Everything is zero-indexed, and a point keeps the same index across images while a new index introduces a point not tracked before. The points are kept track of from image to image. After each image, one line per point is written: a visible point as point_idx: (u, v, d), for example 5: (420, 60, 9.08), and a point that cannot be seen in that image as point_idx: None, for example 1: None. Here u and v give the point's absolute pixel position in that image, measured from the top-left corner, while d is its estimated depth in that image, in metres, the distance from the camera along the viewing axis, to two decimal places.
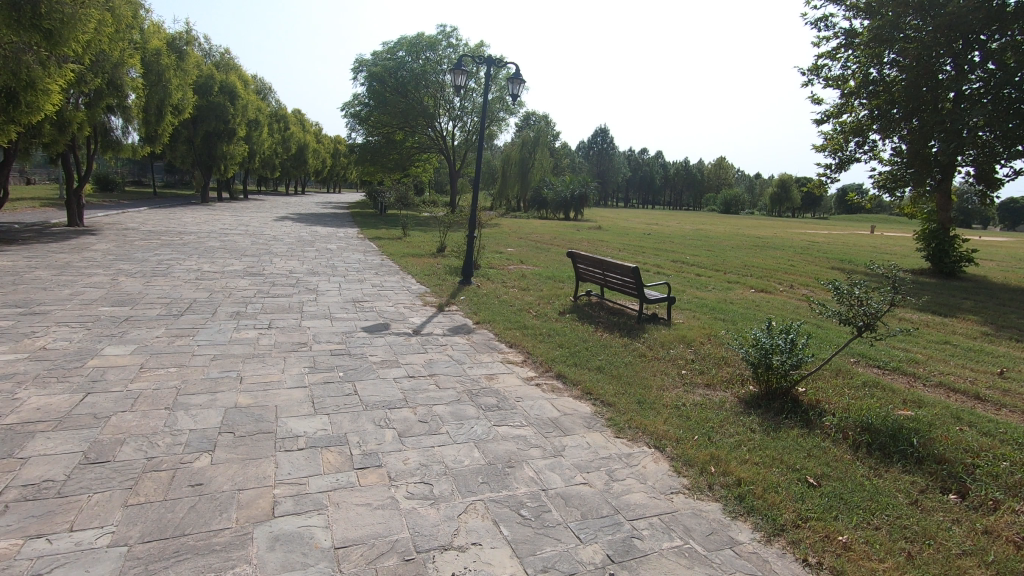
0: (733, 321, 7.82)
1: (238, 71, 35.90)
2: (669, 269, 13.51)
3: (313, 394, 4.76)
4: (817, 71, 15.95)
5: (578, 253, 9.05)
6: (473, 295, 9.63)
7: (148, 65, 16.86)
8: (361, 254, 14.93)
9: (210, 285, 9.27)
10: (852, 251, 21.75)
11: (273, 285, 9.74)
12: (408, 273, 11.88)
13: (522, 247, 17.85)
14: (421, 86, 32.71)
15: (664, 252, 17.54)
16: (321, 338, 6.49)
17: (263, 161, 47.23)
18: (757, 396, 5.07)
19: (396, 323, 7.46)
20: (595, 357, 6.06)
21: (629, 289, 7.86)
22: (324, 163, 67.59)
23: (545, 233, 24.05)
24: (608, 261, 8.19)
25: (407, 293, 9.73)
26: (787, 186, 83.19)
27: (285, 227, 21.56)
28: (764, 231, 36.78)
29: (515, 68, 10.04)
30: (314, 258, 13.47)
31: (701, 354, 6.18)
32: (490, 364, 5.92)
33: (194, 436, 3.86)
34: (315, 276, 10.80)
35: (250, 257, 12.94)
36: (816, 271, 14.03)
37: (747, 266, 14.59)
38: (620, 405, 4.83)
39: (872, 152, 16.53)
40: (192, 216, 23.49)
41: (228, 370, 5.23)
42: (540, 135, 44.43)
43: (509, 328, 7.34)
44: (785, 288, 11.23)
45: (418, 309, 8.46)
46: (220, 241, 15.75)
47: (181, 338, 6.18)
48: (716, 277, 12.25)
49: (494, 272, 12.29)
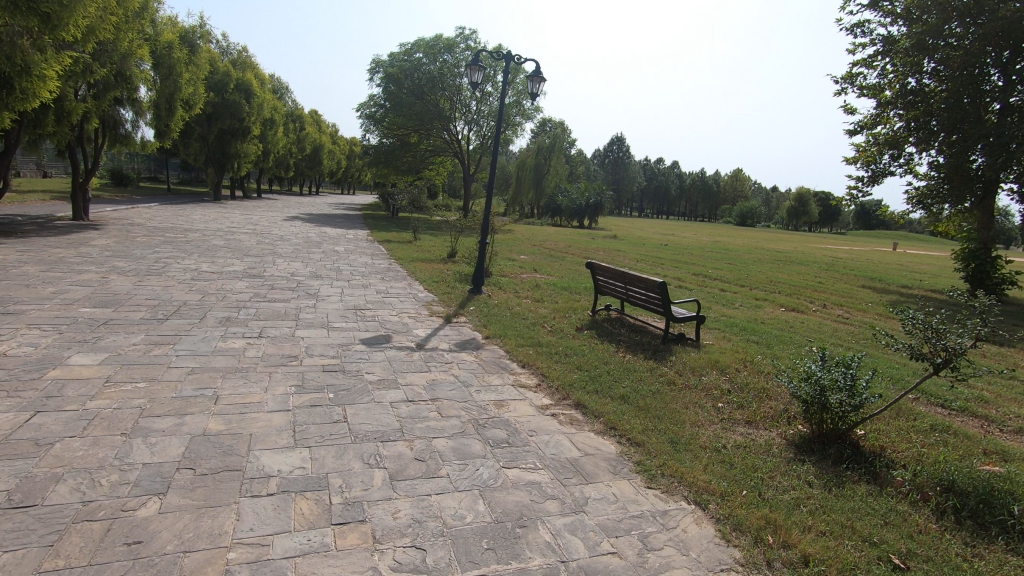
0: (769, 344, 7.11)
1: (255, 69, 35.72)
2: (691, 282, 12.81)
3: (295, 420, 4.12)
4: (851, 79, 15.21)
5: (597, 264, 8.36)
6: (483, 305, 9.01)
7: (158, 58, 16.52)
8: (368, 257, 14.39)
9: (204, 287, 8.72)
10: (881, 268, 20.82)
11: (271, 288, 9.19)
12: (415, 279, 11.30)
13: (536, 255, 17.21)
14: (438, 89, 32.36)
15: (683, 264, 16.80)
16: (314, 351, 5.87)
17: (277, 161, 47.16)
18: (809, 439, 4.37)
19: (398, 336, 6.82)
20: (618, 384, 5.38)
21: (653, 305, 7.19)
22: (338, 164, 67.62)
23: (559, 242, 23.41)
24: (630, 273, 7.53)
25: (412, 301, 9.11)
26: (805, 200, 81.78)
27: (294, 227, 21.13)
28: (783, 244, 35.79)
29: (535, 65, 9.44)
30: (319, 260, 12.93)
31: (736, 383, 5.49)
32: (500, 387, 5.25)
33: (145, 474, 3.22)
34: (317, 280, 10.23)
35: (253, 257, 12.42)
36: (847, 290, 13.23)
37: (772, 282, 13.85)
38: (650, 445, 4.14)
39: (907, 166, 15.72)
40: (202, 214, 23.17)
41: (203, 388, 4.61)
42: (556, 141, 43.89)
43: (521, 345, 6.69)
44: (818, 308, 10.48)
45: (422, 319, 7.85)
46: (225, 240, 15.30)
47: (160, 346, 5.60)
48: (743, 293, 11.53)
49: (506, 281, 11.67)
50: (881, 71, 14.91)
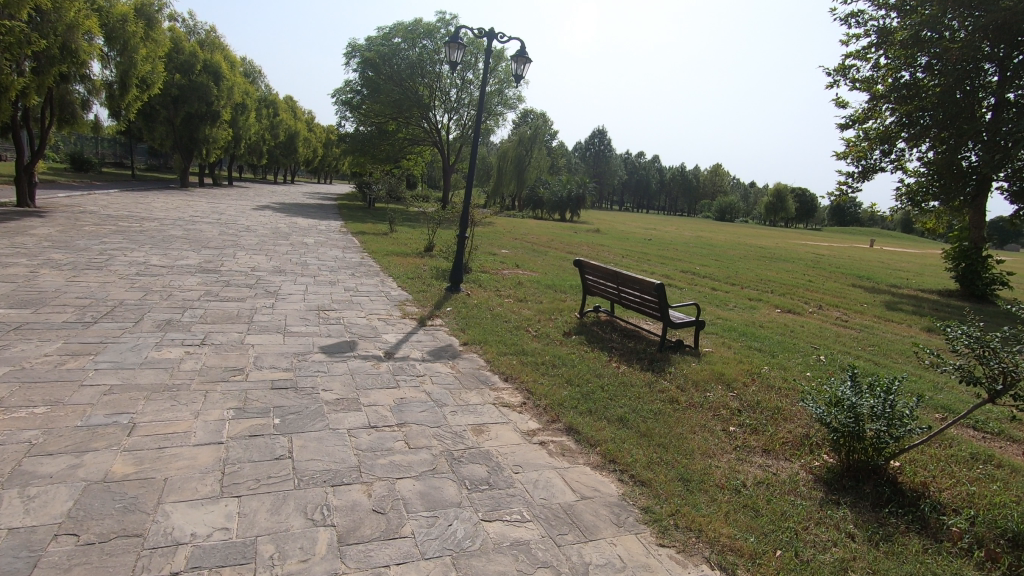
0: (773, 352, 6.52)
1: (225, 51, 34.12)
2: (680, 280, 12.26)
3: (227, 457, 3.34)
4: (844, 71, 14.76)
5: (586, 262, 7.66)
6: (461, 305, 8.27)
7: (110, 32, 15.25)
8: (339, 250, 13.50)
9: (149, 284, 7.79)
10: (866, 266, 20.58)
11: (227, 285, 8.30)
12: (389, 275, 10.50)
13: (517, 250, 16.52)
14: (418, 76, 31.31)
15: (670, 260, 16.26)
16: (264, 363, 5.07)
17: (250, 148, 45.46)
18: (838, 474, 3.75)
19: (365, 343, 6.05)
20: (614, 403, 4.71)
21: (648, 309, 6.55)
22: (314, 153, 66.00)
23: (541, 235, 22.70)
24: (623, 272, 6.87)
25: (383, 300, 8.31)
26: (783, 196, 82.43)
27: (263, 217, 20.05)
28: (764, 240, 35.65)
29: (520, 44, 8.67)
30: (285, 253, 12.00)
31: (746, 402, 4.88)
32: (479, 408, 4.53)
33: (8, 546, 2.43)
34: (280, 276, 9.35)
35: (212, 250, 11.45)
36: (839, 290, 12.83)
37: (762, 280, 13.40)
38: (657, 484, 3.47)
39: (897, 162, 15.41)
40: (164, 201, 21.88)
41: (118, 414, 3.79)
42: (538, 132, 43.12)
43: (503, 354, 5.98)
44: (814, 309, 9.99)
45: (394, 322, 7.08)
46: (184, 230, 14.25)
47: (77, 357, 4.74)
48: (734, 293, 11.01)
49: (487, 277, 10.95)
50: (875, 64, 14.48)
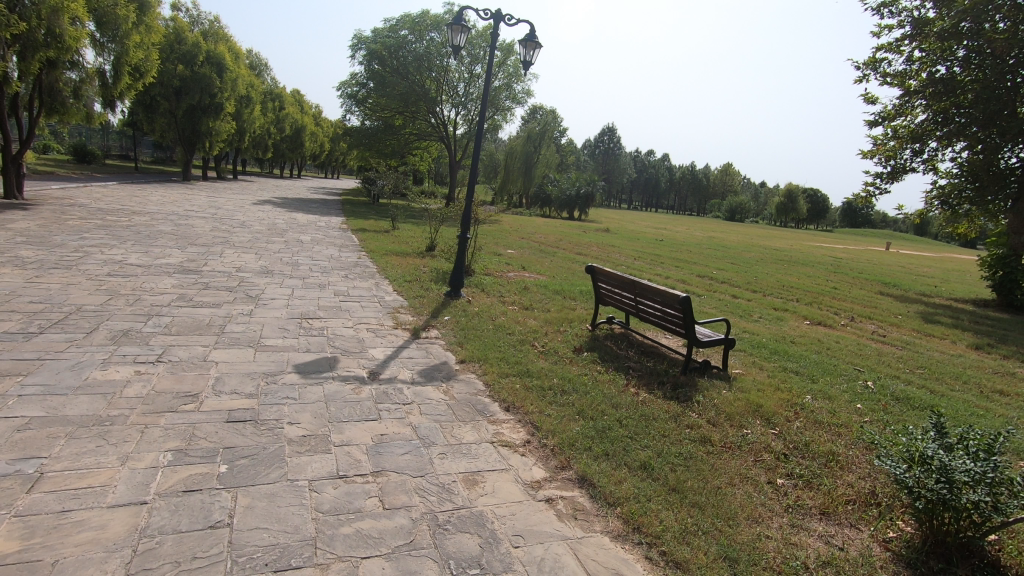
0: (812, 376, 5.73)
1: (229, 42, 33.53)
2: (698, 286, 11.48)
3: (146, 527, 2.61)
4: (874, 65, 13.88)
5: (600, 269, 6.87)
6: (461, 314, 7.52)
7: (99, 16, 14.63)
8: (335, 249, 12.81)
9: (117, 286, 7.09)
10: (888, 271, 19.69)
11: (205, 287, 7.58)
12: (385, 277, 9.78)
13: (523, 250, 15.76)
14: (425, 69, 30.50)
15: (684, 263, 15.45)
16: (226, 386, 4.34)
17: (255, 141, 44.94)
18: (922, 552, 2.98)
19: (347, 360, 5.30)
20: (636, 443, 3.95)
21: (671, 324, 5.78)
22: (321, 147, 65.49)
23: (548, 234, 21.96)
24: (642, 282, 6.10)
25: (375, 307, 7.57)
26: (794, 196, 81.12)
27: (261, 213, 19.39)
28: (777, 242, 34.67)
29: (529, 28, 7.89)
30: (277, 252, 11.30)
31: (792, 443, 4.11)
32: (473, 448, 3.78)
33: None
34: (266, 278, 8.63)
35: (199, 247, 10.76)
36: (867, 298, 11.98)
37: (783, 286, 12.59)
38: (696, 568, 2.71)
39: (929, 162, 14.52)
40: (162, 194, 21.31)
41: (25, 459, 3.06)
42: (546, 129, 42.30)
43: (504, 376, 5.22)
44: (845, 321, 9.18)
45: (383, 334, 6.34)
46: (174, 225, 13.58)
47: (2, 378, 4.03)
48: (757, 301, 10.21)
49: (490, 280, 10.21)
50: (908, 57, 13.59)
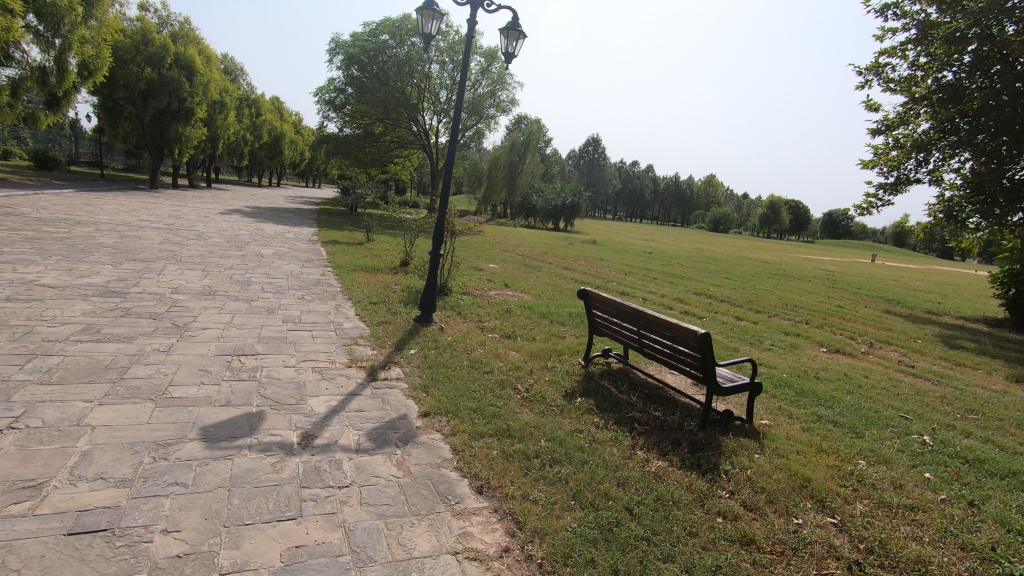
0: (854, 429, 4.69)
1: (200, 45, 32.20)
2: (698, 307, 10.47)
3: None
4: (877, 69, 13.19)
5: (595, 294, 5.79)
6: (431, 345, 6.38)
7: (39, 8, 13.46)
8: (298, 264, 11.58)
9: (10, 313, 5.84)
10: (885, 286, 19.00)
11: (123, 314, 6.34)
12: (348, 298, 8.62)
13: (506, 264, 14.67)
14: (405, 75, 29.39)
15: (678, 278, 14.52)
16: (91, 467, 3.15)
17: (230, 148, 43.44)
18: None
19: (276, 418, 4.11)
20: (657, 554, 2.83)
21: (683, 365, 4.71)
22: (301, 155, 64.07)
23: (533, 246, 20.93)
24: (646, 311, 5.04)
25: (328, 338, 6.39)
26: (776, 207, 81.45)
27: (224, 223, 18.05)
28: (767, 254, 34.07)
29: (511, 15, 6.89)
30: (229, 268, 10.08)
31: (864, 544, 3.05)
32: (427, 569, 2.64)
33: None
34: (204, 301, 7.41)
35: (138, 262, 9.51)
36: (876, 319, 11.09)
37: (787, 304, 11.70)
38: None
39: (934, 173, 13.77)
40: (119, 203, 19.86)
41: None
42: (530, 138, 41.42)
43: (479, 435, 4.10)
44: (864, 348, 8.21)
45: (332, 375, 5.16)
46: (119, 237, 12.27)
47: None
48: (764, 324, 9.22)
49: (468, 301, 9.10)
50: (913, 62, 12.88)
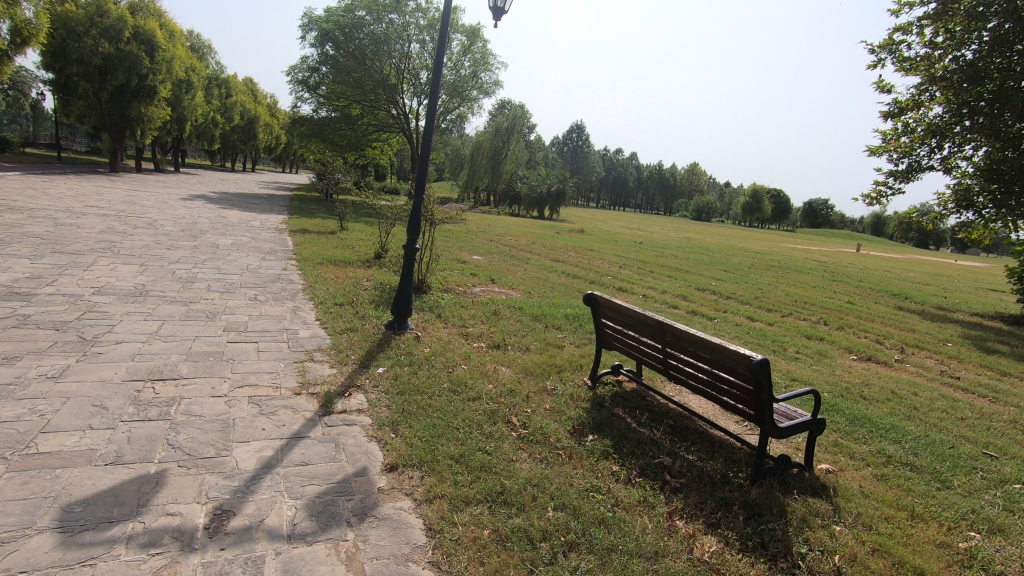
0: (940, 477, 3.71)
1: (162, 18, 30.10)
2: (705, 305, 9.50)
3: None
4: (890, 47, 12.28)
5: (604, 300, 4.70)
6: (405, 361, 5.25)
7: None
8: (257, 257, 10.28)
9: None
10: (883, 279, 18.32)
11: (15, 324, 5.05)
12: (310, 298, 7.43)
13: (492, 255, 13.53)
14: (383, 55, 27.83)
15: (676, 272, 13.55)
16: None
17: (199, 131, 41.31)
18: None
19: (182, 482, 2.96)
20: None
21: (726, 397, 3.67)
22: (276, 139, 61.76)
23: (518, 236, 19.81)
24: (674, 324, 3.97)
25: (279, 352, 5.22)
26: (759, 195, 81.59)
27: (183, 209, 16.54)
28: (756, 244, 33.53)
29: None
30: (174, 262, 8.78)
31: None
32: None
33: None
34: (131, 305, 6.14)
35: (64, 254, 8.17)
36: (892, 317, 10.27)
37: (795, 301, 10.80)
38: None
39: (948, 160, 12.90)
40: (68, 187, 18.21)
41: None
42: (515, 124, 40.32)
43: (466, 504, 3.01)
44: (897, 355, 7.31)
45: (273, 409, 3.99)
46: (53, 225, 10.83)
47: None
48: (782, 326, 8.28)
49: (449, 300, 7.95)
50: (929, 40, 12.01)
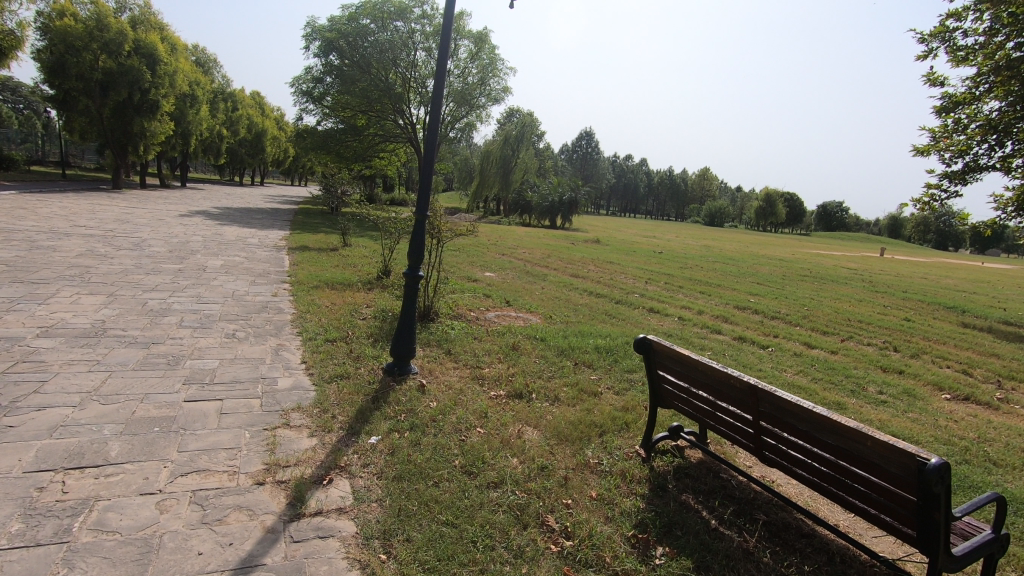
0: None
1: (165, 32, 29.59)
2: (752, 329, 8.30)
3: None
4: (943, 34, 11.10)
5: (664, 348, 3.59)
6: (403, 423, 4.13)
7: None
8: (248, 281, 9.28)
9: None
10: (926, 287, 16.99)
11: None
12: (298, 333, 6.36)
13: (505, 272, 12.46)
14: (389, 63, 27.02)
15: (708, 286, 12.40)
16: None
17: (206, 145, 40.88)
18: None
19: None
20: None
21: (860, 501, 2.53)
22: (284, 152, 61.50)
23: (532, 248, 18.75)
24: (772, 391, 2.83)
25: (247, 414, 4.13)
26: (773, 200, 80.09)
27: (178, 227, 15.68)
28: (778, 250, 32.25)
29: None
30: (150, 289, 7.79)
31: None
32: None
33: None
34: (78, 350, 5.11)
35: (24, 285, 7.20)
36: (963, 337, 9.01)
37: (849, 320, 9.58)
38: None
39: (1008, 158, 11.62)
40: (62, 206, 17.45)
41: None
42: (524, 132, 39.42)
43: None
44: (998, 392, 6.07)
45: (221, 514, 2.90)
46: (28, 249, 9.93)
47: None
48: (849, 355, 7.07)
49: (461, 331, 6.84)
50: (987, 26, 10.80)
